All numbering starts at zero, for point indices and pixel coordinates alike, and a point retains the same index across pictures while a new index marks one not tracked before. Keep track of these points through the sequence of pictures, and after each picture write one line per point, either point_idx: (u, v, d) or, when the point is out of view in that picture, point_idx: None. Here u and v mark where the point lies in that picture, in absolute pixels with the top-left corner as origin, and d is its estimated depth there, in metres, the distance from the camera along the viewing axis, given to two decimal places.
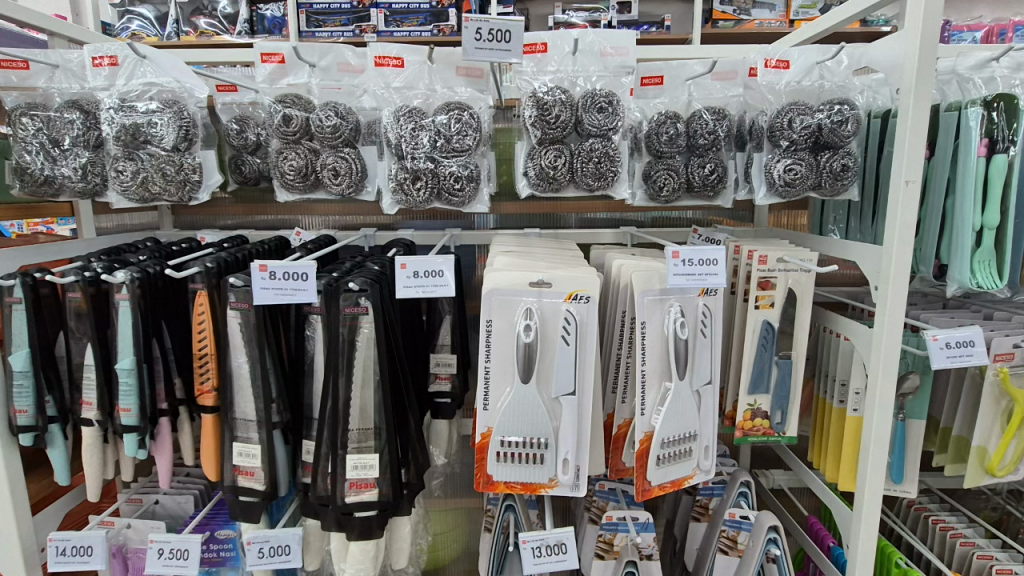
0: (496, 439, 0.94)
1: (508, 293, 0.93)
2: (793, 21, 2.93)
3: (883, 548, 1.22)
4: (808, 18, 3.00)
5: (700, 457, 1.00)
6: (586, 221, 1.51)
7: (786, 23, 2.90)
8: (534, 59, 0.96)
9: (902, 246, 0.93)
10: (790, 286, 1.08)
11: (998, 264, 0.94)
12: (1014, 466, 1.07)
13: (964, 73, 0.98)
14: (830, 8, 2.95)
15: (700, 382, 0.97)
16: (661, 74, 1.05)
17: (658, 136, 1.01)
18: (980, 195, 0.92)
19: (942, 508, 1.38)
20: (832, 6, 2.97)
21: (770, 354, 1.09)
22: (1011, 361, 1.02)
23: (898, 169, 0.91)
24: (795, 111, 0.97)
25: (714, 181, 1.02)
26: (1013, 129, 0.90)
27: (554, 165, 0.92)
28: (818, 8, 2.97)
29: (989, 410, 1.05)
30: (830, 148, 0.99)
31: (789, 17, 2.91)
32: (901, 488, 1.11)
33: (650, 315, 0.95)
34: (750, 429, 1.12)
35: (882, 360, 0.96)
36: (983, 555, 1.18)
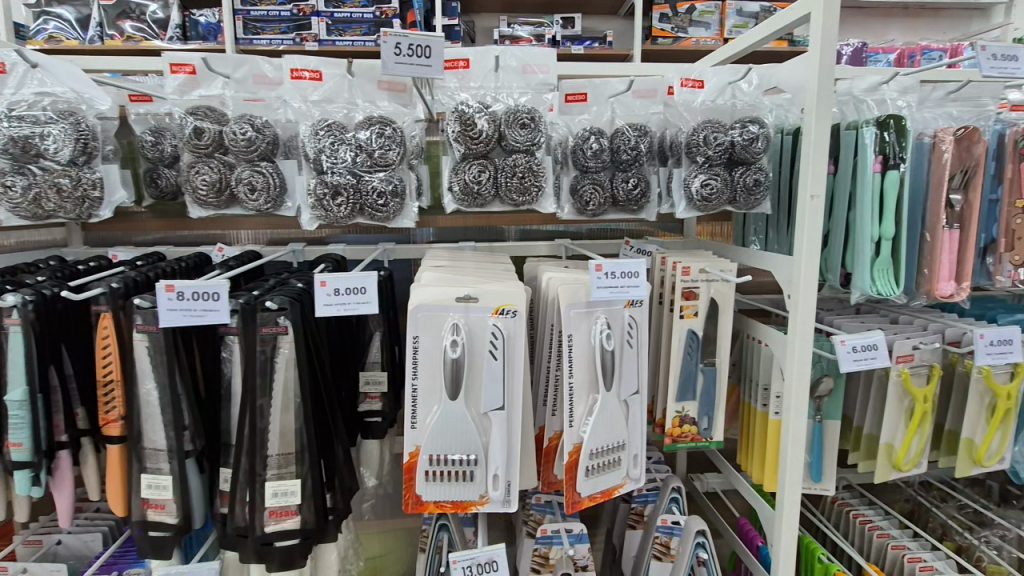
0: (425, 457, 0.93)
1: (434, 309, 0.93)
2: (727, 39, 3.08)
3: (807, 546, 1.27)
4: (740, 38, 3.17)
5: (629, 466, 1.02)
6: (526, 234, 1.55)
7: (721, 42, 3.05)
8: (457, 75, 0.96)
9: (810, 256, 0.98)
10: (711, 296, 1.12)
11: (896, 272, 1.00)
12: (918, 459, 1.14)
13: (859, 95, 1.05)
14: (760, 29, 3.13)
15: (627, 392, 0.99)
16: (585, 91, 1.07)
17: (583, 151, 1.03)
18: (877, 209, 0.98)
19: (863, 502, 1.45)
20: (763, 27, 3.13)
21: (695, 361, 1.12)
22: (911, 362, 1.09)
23: (805, 184, 0.97)
24: (710, 129, 1.02)
25: (637, 195, 1.05)
26: (903, 147, 0.97)
27: (478, 180, 0.93)
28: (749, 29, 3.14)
29: (894, 409, 1.11)
30: (743, 163, 1.04)
31: (723, 36, 3.06)
32: (821, 486, 1.16)
33: (577, 327, 0.96)
34: (679, 436, 1.15)
35: (795, 365, 1.02)
36: (896, 545, 1.26)
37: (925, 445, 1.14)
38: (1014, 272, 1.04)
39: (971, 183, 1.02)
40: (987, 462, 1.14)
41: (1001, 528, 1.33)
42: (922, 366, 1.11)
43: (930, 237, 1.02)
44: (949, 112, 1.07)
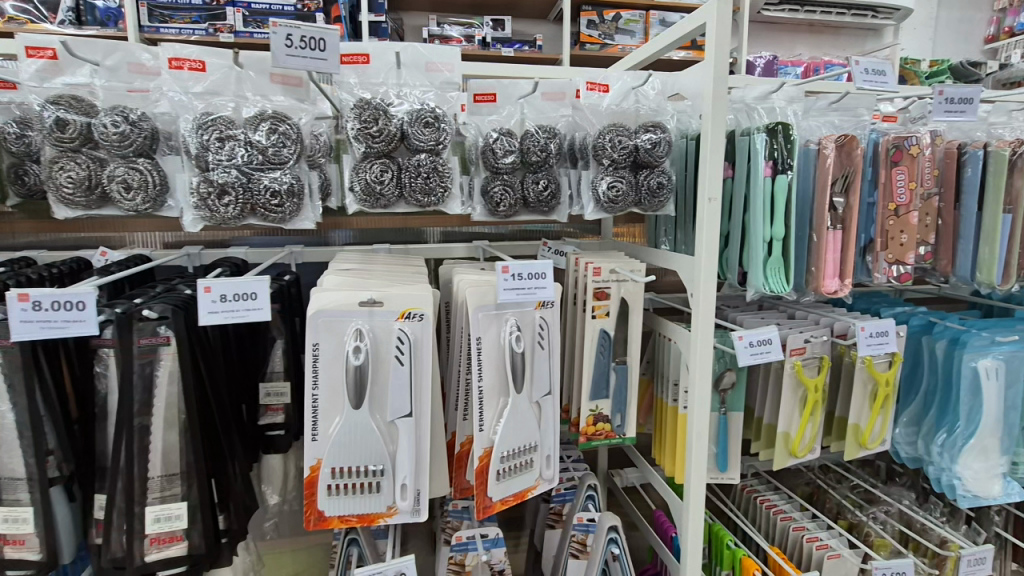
0: (327, 471, 0.89)
1: (335, 314, 0.88)
2: None
3: (716, 533, 1.33)
4: None
5: (542, 467, 1.02)
6: (448, 236, 1.53)
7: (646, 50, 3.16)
8: (356, 70, 0.93)
9: (709, 257, 1.03)
10: (622, 296, 1.14)
11: (787, 271, 1.06)
12: (812, 445, 1.22)
13: (751, 102, 1.11)
14: None
15: (539, 394, 0.99)
16: (493, 92, 1.06)
17: (492, 152, 1.02)
18: (768, 211, 1.04)
19: (768, 487, 1.54)
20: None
21: (606, 360, 1.15)
22: (803, 354, 1.17)
23: (703, 187, 1.01)
24: (614, 132, 1.04)
25: (548, 197, 1.06)
26: (789, 153, 1.03)
27: (380, 180, 0.89)
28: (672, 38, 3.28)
29: (789, 399, 1.18)
30: (647, 166, 1.07)
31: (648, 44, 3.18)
32: (726, 475, 1.23)
33: (486, 330, 0.95)
34: (593, 434, 1.16)
35: (698, 361, 1.06)
36: (797, 527, 1.34)
37: (817, 432, 1.22)
38: (889, 269, 1.13)
39: (851, 187, 1.09)
40: (871, 444, 1.24)
41: (885, 504, 1.45)
42: (813, 358, 1.19)
43: (817, 237, 1.09)
44: (831, 120, 1.15)
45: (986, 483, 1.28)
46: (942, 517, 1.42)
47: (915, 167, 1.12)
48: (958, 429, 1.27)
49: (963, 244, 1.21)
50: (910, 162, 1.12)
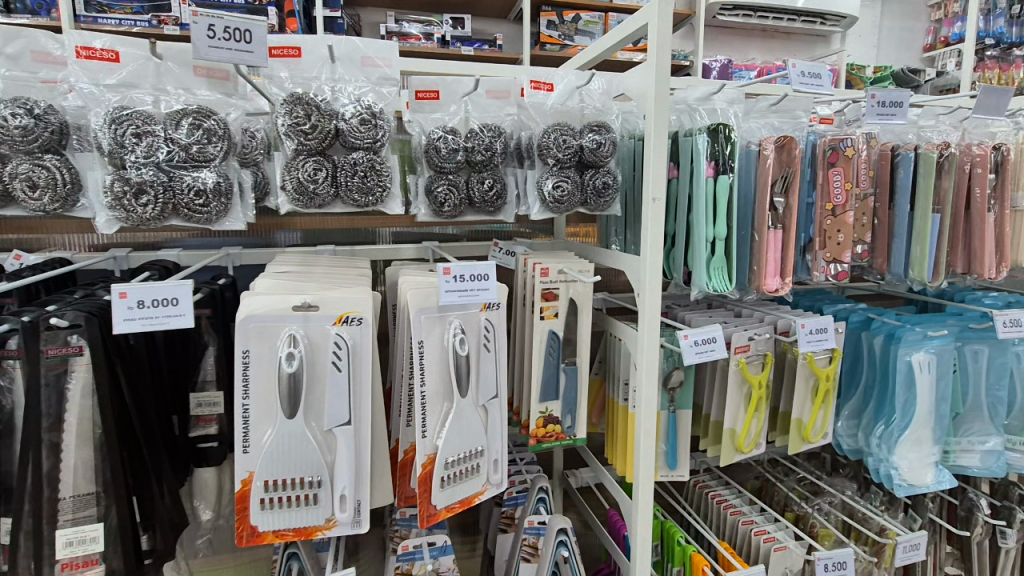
0: (260, 484, 0.85)
1: (267, 319, 0.84)
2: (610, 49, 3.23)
3: (667, 529, 1.34)
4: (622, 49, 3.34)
5: (489, 471, 1.00)
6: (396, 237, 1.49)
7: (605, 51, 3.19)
8: (286, 64, 0.89)
9: (653, 257, 1.03)
10: (570, 296, 1.14)
11: (729, 270, 1.08)
12: (757, 440, 1.24)
13: (692, 103, 1.13)
14: None
15: (485, 397, 0.97)
16: (436, 89, 1.03)
17: (435, 151, 1.00)
18: (710, 211, 1.05)
19: (719, 483, 1.56)
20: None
21: (555, 361, 1.14)
22: (747, 352, 1.19)
23: (647, 187, 1.01)
24: (558, 132, 1.03)
25: (493, 197, 1.04)
26: (730, 154, 1.04)
27: (313, 179, 0.86)
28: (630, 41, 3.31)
29: (734, 395, 1.20)
30: (593, 166, 1.06)
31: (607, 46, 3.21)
32: (676, 473, 1.24)
33: (428, 333, 0.92)
34: (543, 436, 1.15)
35: (644, 360, 1.06)
36: (746, 521, 1.36)
37: (762, 428, 1.24)
38: (827, 267, 1.16)
39: (790, 188, 1.11)
40: (814, 438, 1.27)
41: (830, 496, 1.49)
42: (757, 355, 1.21)
43: (758, 236, 1.11)
44: (771, 122, 1.17)
45: (920, 472, 1.33)
46: (880, 506, 1.47)
47: (851, 168, 1.15)
48: (895, 421, 1.32)
49: (897, 243, 1.25)
50: (845, 163, 1.15)
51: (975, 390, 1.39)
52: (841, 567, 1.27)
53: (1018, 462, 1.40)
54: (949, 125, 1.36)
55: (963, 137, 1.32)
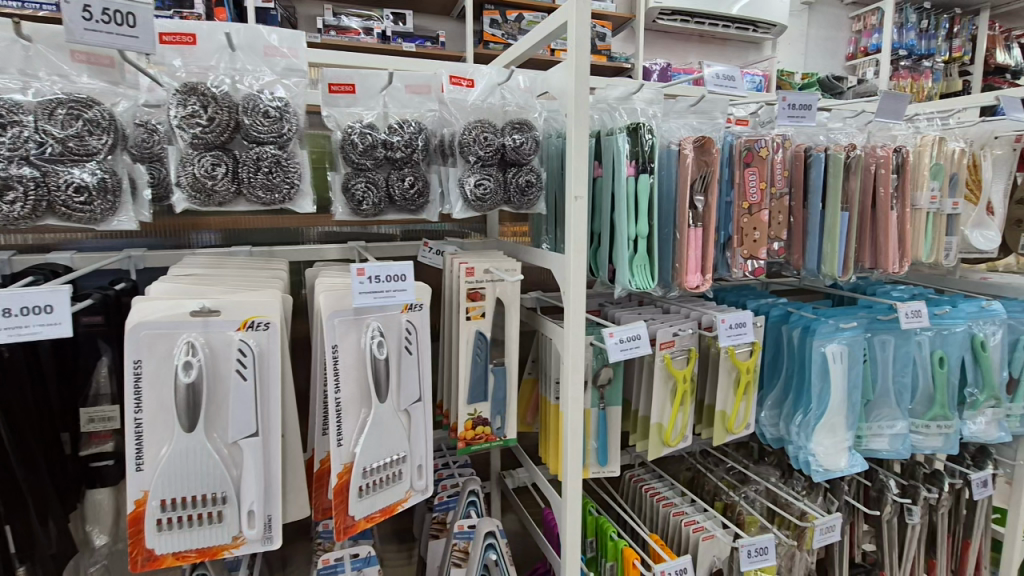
0: (156, 503, 0.79)
1: (162, 326, 0.78)
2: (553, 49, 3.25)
3: (600, 524, 1.36)
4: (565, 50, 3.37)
5: (412, 478, 0.97)
6: (334, 236, 1.42)
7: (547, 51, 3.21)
8: (181, 52, 0.82)
9: (577, 255, 1.03)
10: (497, 295, 1.12)
11: (652, 268, 1.10)
12: (684, 433, 1.27)
13: (612, 103, 1.14)
14: None
15: (406, 402, 0.94)
16: (352, 82, 0.99)
17: (352, 146, 0.97)
18: (632, 210, 1.06)
19: (653, 476, 1.60)
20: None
21: (483, 362, 1.12)
22: (672, 347, 1.22)
23: (570, 186, 1.01)
24: (479, 129, 1.01)
25: (414, 195, 1.01)
26: (650, 154, 1.06)
27: (211, 175, 0.80)
28: None
29: (661, 391, 1.22)
30: (516, 164, 1.05)
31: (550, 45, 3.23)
32: (607, 469, 1.25)
33: (344, 337, 0.89)
34: (472, 439, 1.13)
35: (570, 358, 1.06)
36: (677, 513, 1.40)
37: (688, 421, 1.27)
38: (744, 264, 1.21)
39: (709, 186, 1.14)
40: (737, 429, 1.31)
41: (755, 483, 1.55)
42: (682, 351, 1.24)
43: (680, 234, 1.14)
44: (690, 122, 1.20)
45: (835, 457, 1.40)
46: (801, 491, 1.54)
47: (765, 168, 1.20)
48: (812, 410, 1.38)
49: (811, 241, 1.31)
50: (760, 164, 1.20)
51: (884, 378, 1.47)
52: (764, 552, 1.32)
53: (923, 444, 1.49)
54: (855, 127, 1.44)
55: (868, 139, 1.40)
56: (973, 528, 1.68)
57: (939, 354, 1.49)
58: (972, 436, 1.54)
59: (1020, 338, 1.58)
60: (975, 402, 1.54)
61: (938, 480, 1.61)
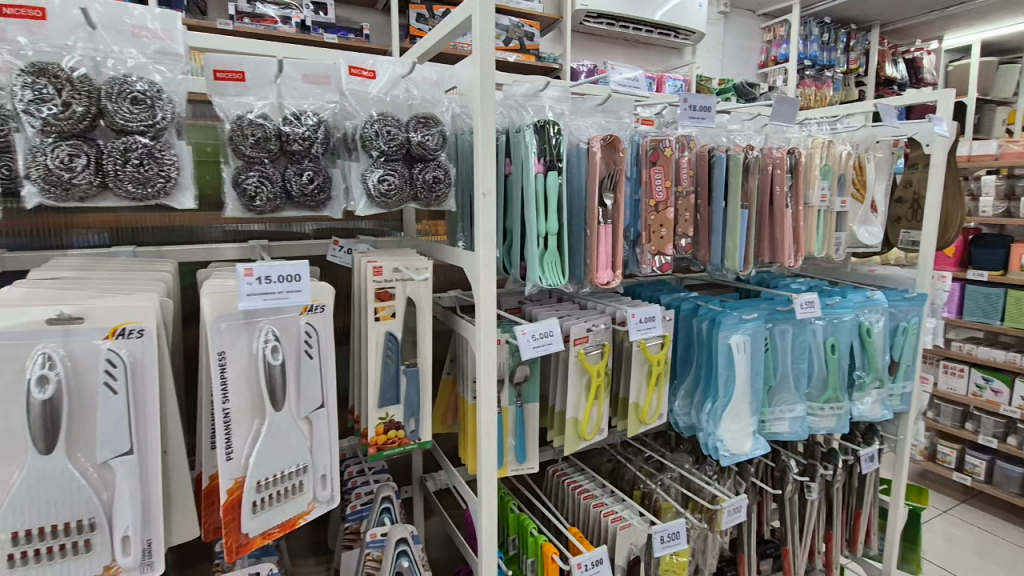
0: (7, 537, 0.70)
1: (9, 337, 0.69)
2: None
3: (521, 521, 1.35)
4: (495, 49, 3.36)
5: (316, 488, 0.92)
6: (240, 234, 1.32)
7: None
8: (26, 27, 0.74)
9: (487, 253, 1.02)
10: (408, 295, 1.09)
11: (562, 264, 1.10)
12: (599, 427, 1.29)
13: (520, 100, 1.14)
14: (512, 40, 3.35)
15: (306, 409, 0.89)
16: (241, 69, 0.93)
17: (242, 138, 0.91)
18: (542, 207, 1.07)
19: (576, 470, 1.62)
20: (513, 39, 3.36)
21: (394, 364, 1.08)
22: (586, 343, 1.24)
23: (477, 182, 1.00)
24: (382, 123, 0.98)
25: (314, 191, 0.96)
26: (557, 151, 1.07)
27: (69, 167, 0.72)
28: (505, 40, 3.35)
29: (575, 386, 1.24)
30: (423, 160, 1.02)
31: None
32: (525, 466, 1.25)
33: (233, 342, 0.83)
34: (384, 444, 1.09)
35: (482, 357, 1.05)
36: (597, 504, 1.42)
37: (603, 415, 1.29)
38: (653, 260, 1.25)
39: (617, 185, 1.16)
40: (650, 419, 1.35)
41: (671, 471, 1.61)
42: (596, 345, 1.25)
43: (590, 231, 1.15)
44: (598, 120, 1.22)
45: (741, 442, 1.48)
46: (712, 475, 1.61)
47: (669, 168, 1.24)
48: (719, 398, 1.45)
49: (715, 237, 1.37)
50: (665, 163, 1.24)
51: (783, 365, 1.57)
52: (676, 537, 1.37)
53: (818, 425, 1.61)
54: (752, 130, 1.53)
55: (765, 141, 1.48)
56: (864, 499, 1.84)
57: (831, 341, 1.61)
58: (861, 415, 1.68)
59: (900, 324, 1.74)
60: (863, 383, 1.67)
61: (833, 458, 1.75)
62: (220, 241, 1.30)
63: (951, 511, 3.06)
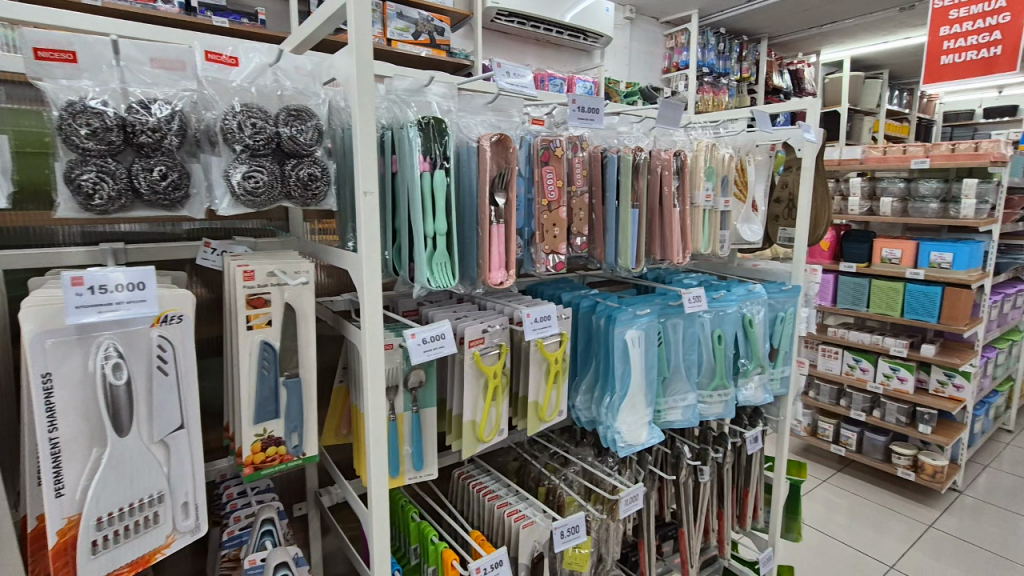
0: None
1: None
2: (391, 41, 3.12)
3: (422, 529, 1.31)
4: (405, 42, 3.23)
5: (175, 518, 0.84)
6: (90, 235, 1.18)
7: (383, 42, 3.06)
8: None
9: (371, 255, 0.97)
10: (286, 301, 1.01)
11: (452, 265, 1.08)
12: (498, 428, 1.28)
13: (402, 96, 1.10)
14: (422, 34, 3.24)
15: (161, 432, 0.80)
16: (71, 49, 0.82)
17: (74, 127, 0.79)
18: (429, 206, 1.03)
19: (481, 471, 1.60)
20: (422, 33, 3.23)
21: (271, 375, 1.00)
22: (482, 344, 1.22)
23: (358, 180, 0.94)
24: (245, 114, 0.90)
25: (168, 188, 0.86)
26: (443, 149, 1.03)
27: None
28: (414, 33, 3.23)
29: (472, 388, 1.22)
30: (296, 156, 0.95)
31: (386, 37, 3.10)
32: (424, 473, 1.21)
33: (62, 361, 0.72)
34: (262, 462, 1.01)
35: (368, 364, 1.00)
36: (502, 505, 1.42)
37: (501, 415, 1.28)
38: (547, 259, 1.26)
39: (509, 184, 1.15)
40: (549, 417, 1.36)
41: (574, 465, 1.63)
42: (492, 346, 1.24)
43: (481, 230, 1.13)
44: (487, 118, 1.22)
45: (637, 432, 1.53)
46: (613, 466, 1.66)
47: (560, 167, 1.24)
48: (616, 391, 1.50)
49: (609, 236, 1.43)
50: (556, 163, 1.24)
51: (675, 357, 1.65)
52: (575, 530, 1.38)
53: (708, 412, 1.71)
54: (640, 133, 1.59)
55: (653, 143, 1.54)
56: (750, 477, 1.98)
57: (718, 332, 1.71)
58: (745, 400, 1.80)
59: (778, 314, 1.88)
60: (746, 370, 1.80)
61: (723, 441, 1.87)
62: (71, 245, 1.16)
63: (829, 480, 3.40)
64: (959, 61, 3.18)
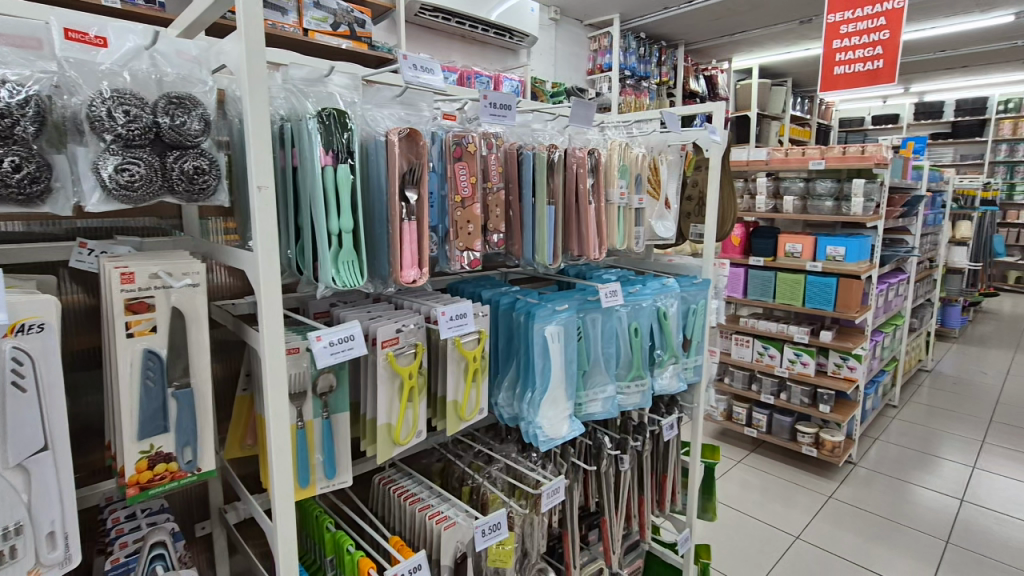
0: None
1: None
2: (307, 30, 2.96)
3: (337, 539, 1.26)
4: (322, 32, 3.08)
5: (39, 551, 0.76)
6: None
7: (298, 31, 2.90)
8: None
9: (267, 253, 0.91)
10: (172, 305, 0.93)
11: (360, 263, 1.04)
12: (416, 429, 1.25)
13: (300, 87, 1.05)
14: (342, 25, 3.10)
15: (17, 456, 0.71)
16: None
17: None
18: (333, 202, 0.99)
19: (403, 475, 1.56)
20: (341, 24, 3.10)
21: (158, 386, 0.92)
22: (397, 344, 1.19)
23: (251, 175, 0.88)
24: (116, 100, 0.82)
25: (23, 181, 0.76)
26: (346, 143, 0.99)
27: None
28: (333, 24, 3.09)
29: (387, 390, 1.18)
30: (179, 148, 0.88)
31: (302, 26, 2.94)
32: (336, 481, 1.16)
33: None
34: (149, 481, 0.93)
35: (269, 369, 0.94)
36: (423, 508, 1.39)
37: (419, 417, 1.26)
38: (461, 256, 1.24)
39: (419, 180, 1.12)
40: (469, 415, 1.35)
41: (497, 462, 1.63)
42: (407, 346, 1.21)
43: (391, 227, 1.10)
44: (396, 112, 1.18)
45: (559, 426, 1.55)
46: (537, 461, 1.67)
47: (473, 164, 1.23)
48: (537, 387, 1.51)
49: (526, 233, 1.43)
50: (469, 159, 1.23)
51: (594, 350, 1.69)
52: (497, 528, 1.37)
53: (626, 402, 1.76)
54: (554, 130, 1.61)
55: (568, 141, 1.57)
56: (668, 462, 2.07)
57: (634, 325, 1.77)
58: (661, 389, 1.88)
59: (690, 307, 1.98)
60: (661, 360, 1.87)
61: (642, 430, 1.94)
62: None
63: (743, 460, 3.64)
64: (850, 73, 3.50)
